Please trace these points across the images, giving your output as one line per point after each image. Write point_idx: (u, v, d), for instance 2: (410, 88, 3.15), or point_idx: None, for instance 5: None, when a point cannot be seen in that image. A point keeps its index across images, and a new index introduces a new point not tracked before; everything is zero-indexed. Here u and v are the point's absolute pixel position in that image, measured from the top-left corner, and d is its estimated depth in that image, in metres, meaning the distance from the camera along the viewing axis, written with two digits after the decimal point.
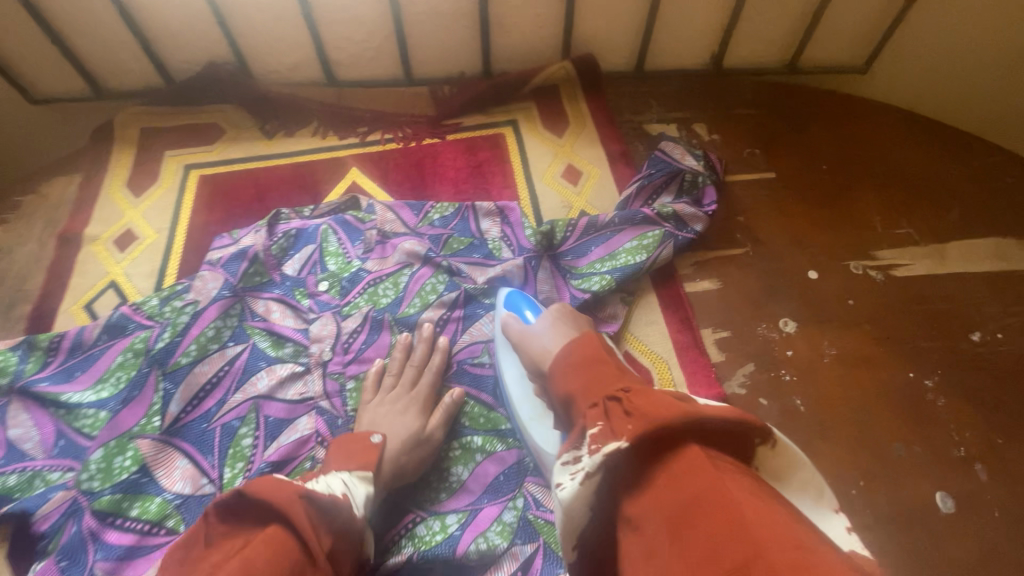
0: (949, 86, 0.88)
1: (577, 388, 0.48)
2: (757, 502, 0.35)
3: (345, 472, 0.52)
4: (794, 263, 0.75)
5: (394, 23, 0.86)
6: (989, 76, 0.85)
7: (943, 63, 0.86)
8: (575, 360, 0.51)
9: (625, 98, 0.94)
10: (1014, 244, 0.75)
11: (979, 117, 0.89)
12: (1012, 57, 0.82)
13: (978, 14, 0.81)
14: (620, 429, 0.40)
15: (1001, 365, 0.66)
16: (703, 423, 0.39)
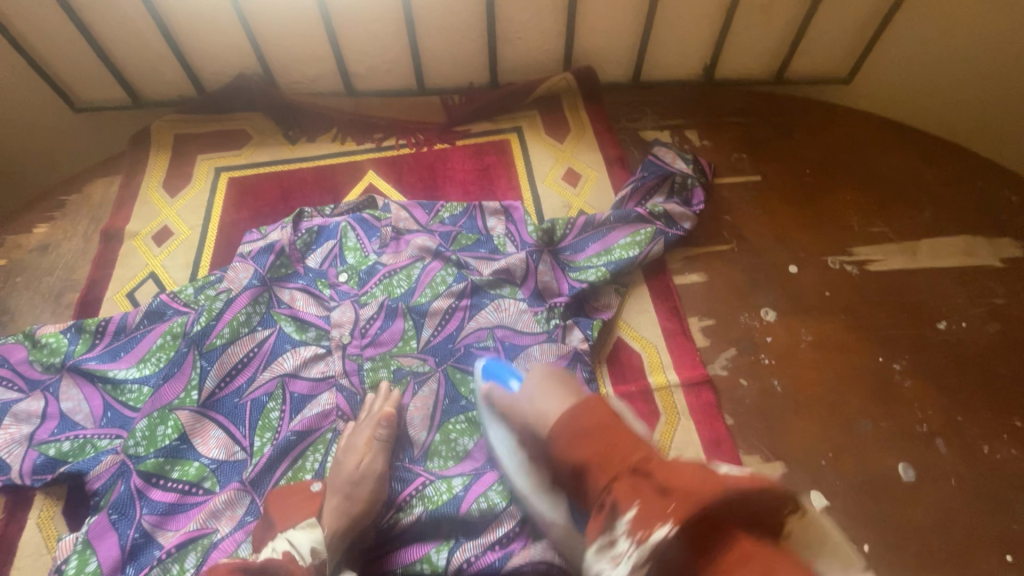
0: (925, 94, 0.95)
1: (591, 457, 0.50)
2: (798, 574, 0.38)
3: (289, 529, 0.56)
4: (776, 258, 0.81)
5: (409, 39, 0.94)
6: (959, 85, 0.91)
7: (919, 73, 0.93)
8: (577, 427, 0.52)
9: (622, 106, 1.01)
10: (982, 241, 0.81)
11: (954, 124, 0.96)
12: (981, 69, 0.88)
13: (949, 28, 0.87)
14: (663, 514, 0.44)
15: (964, 351, 0.72)
16: (731, 502, 0.43)
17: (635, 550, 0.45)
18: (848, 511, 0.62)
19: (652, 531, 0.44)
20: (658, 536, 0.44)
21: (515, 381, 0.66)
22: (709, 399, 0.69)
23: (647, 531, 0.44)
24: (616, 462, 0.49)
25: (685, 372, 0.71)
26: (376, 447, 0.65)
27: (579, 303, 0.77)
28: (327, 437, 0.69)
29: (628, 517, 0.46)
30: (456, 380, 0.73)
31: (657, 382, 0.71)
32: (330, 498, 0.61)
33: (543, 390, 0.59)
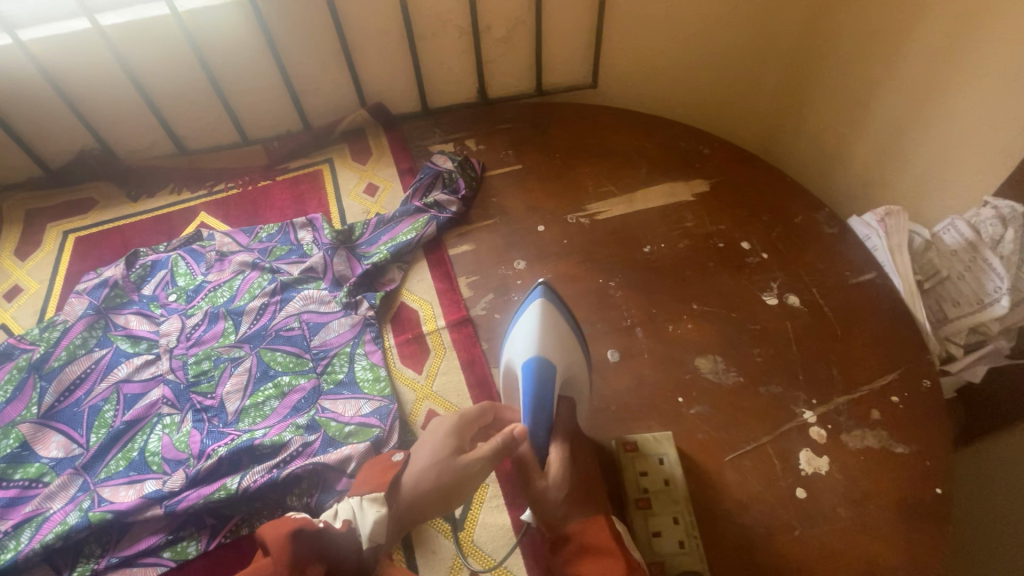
0: (637, 84, 1.26)
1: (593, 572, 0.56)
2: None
3: (356, 498, 0.58)
4: (529, 223, 1.02)
5: (221, 102, 1.14)
6: (662, 71, 1.23)
7: (628, 72, 1.23)
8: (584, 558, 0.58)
9: (415, 129, 1.23)
10: (680, 184, 1.05)
11: (658, 101, 1.29)
12: (664, 59, 1.20)
13: (634, 37, 1.17)
14: None
15: (662, 263, 0.93)
16: None
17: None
18: None
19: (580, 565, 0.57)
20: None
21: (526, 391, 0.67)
22: (467, 332, 0.87)
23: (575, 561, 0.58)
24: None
25: (451, 316, 0.89)
26: (489, 447, 0.62)
27: (369, 281, 0.95)
28: (152, 422, 0.81)
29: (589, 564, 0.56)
30: (263, 358, 0.87)
31: (429, 328, 0.88)
32: (411, 471, 0.62)
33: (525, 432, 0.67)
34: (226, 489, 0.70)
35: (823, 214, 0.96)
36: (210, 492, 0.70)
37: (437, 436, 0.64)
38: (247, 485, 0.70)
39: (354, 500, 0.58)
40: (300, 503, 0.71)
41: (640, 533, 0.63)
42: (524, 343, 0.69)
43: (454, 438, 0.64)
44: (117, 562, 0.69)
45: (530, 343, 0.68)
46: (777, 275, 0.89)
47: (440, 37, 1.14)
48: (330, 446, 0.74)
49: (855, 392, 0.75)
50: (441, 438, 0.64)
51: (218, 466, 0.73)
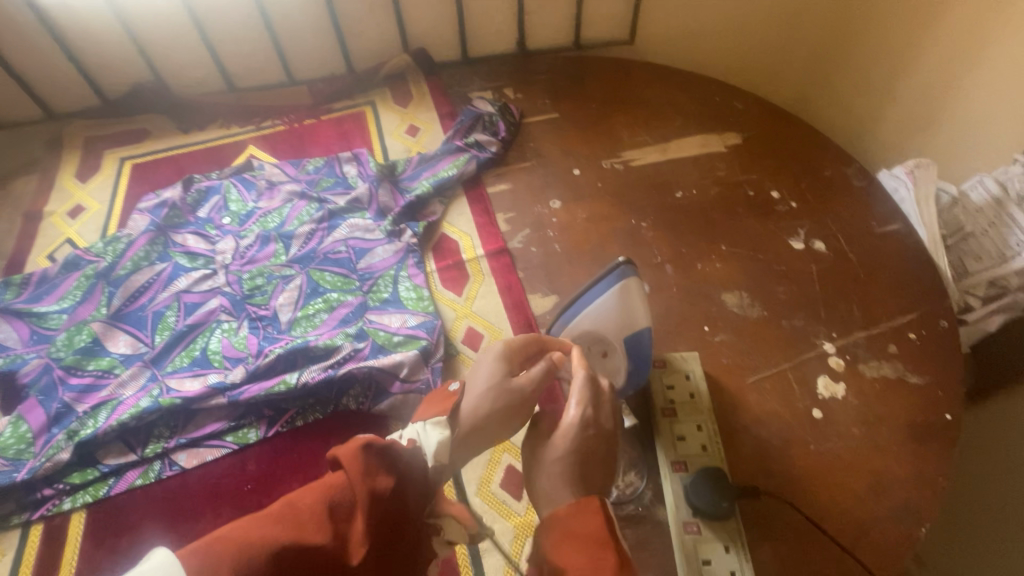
0: (672, 45, 1.29)
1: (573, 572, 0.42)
2: None
3: (419, 423, 0.52)
4: (565, 166, 1.06)
5: (272, 40, 1.19)
6: (698, 31, 1.26)
7: (664, 31, 1.27)
8: (575, 533, 0.45)
9: (455, 77, 1.27)
10: (714, 136, 1.08)
11: (693, 61, 1.32)
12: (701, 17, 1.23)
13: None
14: None
15: (693, 208, 0.97)
16: None
17: None
18: None
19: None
20: None
21: (632, 348, 0.64)
22: (504, 261, 0.92)
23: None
24: None
25: (489, 246, 0.94)
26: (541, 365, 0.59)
27: (411, 212, 1.00)
28: (211, 326, 0.88)
29: None
30: (311, 276, 0.92)
31: (468, 256, 0.94)
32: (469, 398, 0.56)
33: (607, 372, 0.68)
34: (286, 382, 0.77)
35: (854, 168, 0.98)
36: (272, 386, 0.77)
37: (500, 371, 0.58)
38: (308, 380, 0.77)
39: (417, 426, 0.53)
40: (355, 402, 0.79)
41: (666, 436, 0.70)
42: (620, 323, 0.62)
43: (502, 364, 0.58)
44: (186, 442, 0.77)
45: (639, 310, 0.62)
46: (805, 222, 0.93)
47: None
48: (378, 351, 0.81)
49: (874, 328, 0.80)
50: (492, 361, 0.59)
51: (274, 365, 0.79)
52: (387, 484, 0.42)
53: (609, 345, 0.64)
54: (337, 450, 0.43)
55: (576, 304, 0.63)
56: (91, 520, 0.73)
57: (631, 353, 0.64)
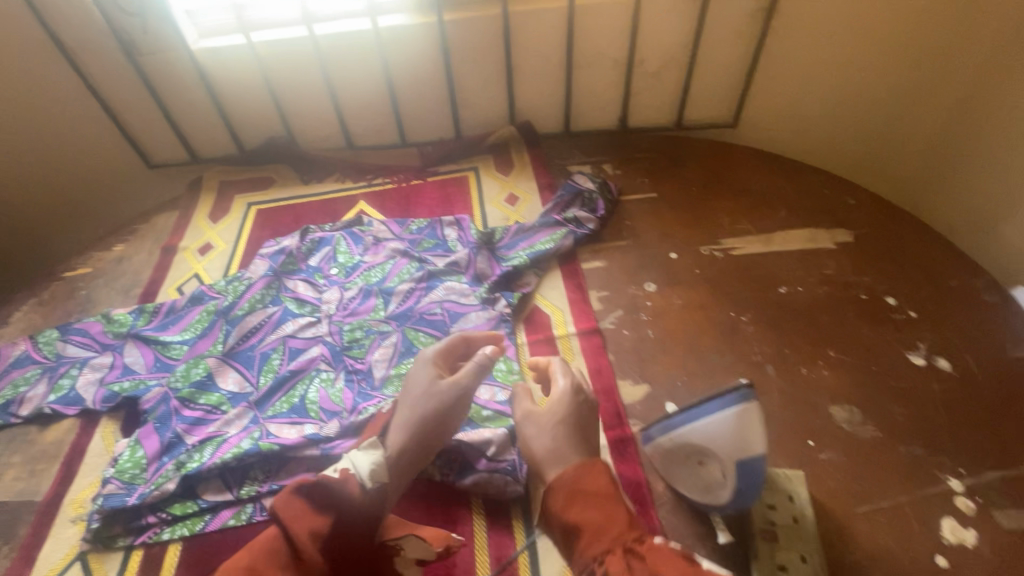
0: (777, 132, 1.29)
1: (587, 524, 0.54)
2: None
3: (354, 450, 0.66)
4: (662, 249, 1.05)
5: (393, 107, 1.29)
6: (808, 120, 1.26)
7: (772, 119, 1.28)
8: (580, 489, 0.56)
9: (556, 149, 1.32)
10: (822, 230, 1.04)
11: (797, 148, 1.31)
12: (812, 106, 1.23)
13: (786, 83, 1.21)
14: None
15: (798, 306, 0.92)
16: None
17: None
18: None
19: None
20: None
21: (735, 474, 0.60)
22: (596, 342, 0.91)
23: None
24: (610, 538, 0.53)
25: (581, 324, 0.94)
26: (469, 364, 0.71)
27: (506, 281, 1.02)
28: (311, 375, 0.92)
29: None
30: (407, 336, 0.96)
31: (560, 332, 0.94)
32: (404, 409, 0.70)
33: (705, 486, 0.65)
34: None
35: (985, 281, 0.91)
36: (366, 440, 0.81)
37: (419, 377, 0.72)
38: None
39: (350, 454, 0.66)
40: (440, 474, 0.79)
41: (766, 564, 0.64)
42: (733, 444, 0.59)
43: (433, 368, 0.72)
44: (277, 489, 0.80)
45: (752, 437, 0.58)
46: (926, 335, 0.86)
47: (596, 66, 1.23)
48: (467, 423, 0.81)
49: (1011, 470, 0.72)
50: (420, 368, 0.73)
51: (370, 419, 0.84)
52: (323, 525, 0.59)
53: (721, 467, 0.61)
54: (279, 503, 0.59)
55: (688, 415, 0.62)
56: (186, 554, 0.78)
57: (743, 483, 0.60)
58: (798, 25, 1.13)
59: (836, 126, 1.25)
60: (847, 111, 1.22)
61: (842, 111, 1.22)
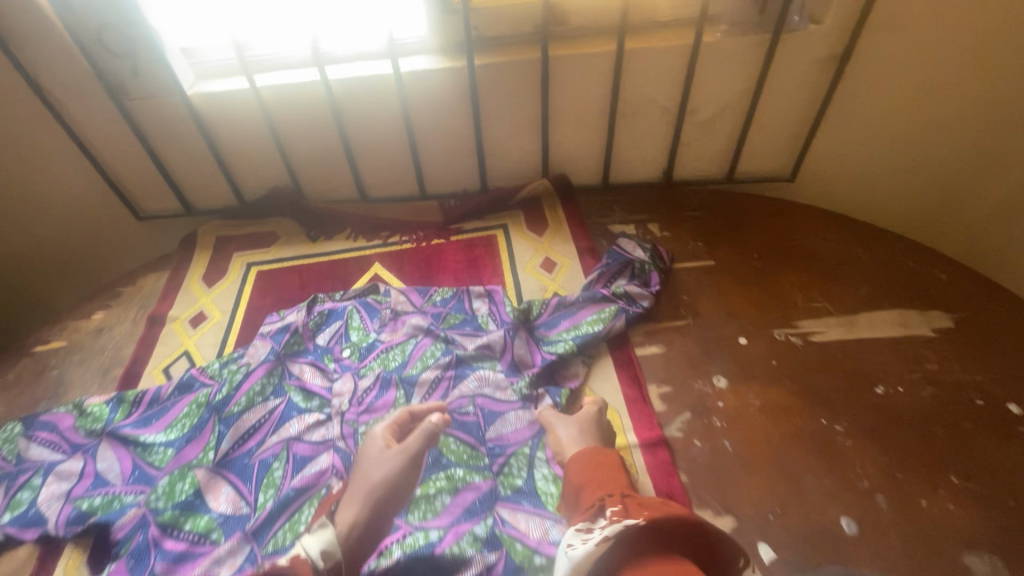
0: (840, 187, 1.16)
1: (591, 483, 0.63)
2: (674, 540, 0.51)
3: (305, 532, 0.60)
4: (728, 332, 0.91)
5: (413, 157, 1.15)
6: (877, 177, 1.12)
7: (835, 174, 1.14)
8: (589, 463, 0.66)
9: (594, 204, 1.18)
10: (915, 312, 0.90)
11: (861, 206, 1.18)
12: (884, 162, 1.10)
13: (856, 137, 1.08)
14: (636, 512, 0.54)
15: (903, 413, 0.78)
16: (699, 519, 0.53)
17: (606, 530, 0.54)
18: (798, 564, 0.66)
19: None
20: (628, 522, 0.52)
21: None
22: (663, 457, 0.76)
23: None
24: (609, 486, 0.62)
25: (643, 433, 0.79)
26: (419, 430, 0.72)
27: (549, 372, 0.88)
28: (320, 493, 0.77)
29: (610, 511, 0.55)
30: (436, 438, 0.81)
31: (619, 442, 0.79)
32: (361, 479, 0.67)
33: None
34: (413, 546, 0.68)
35: None
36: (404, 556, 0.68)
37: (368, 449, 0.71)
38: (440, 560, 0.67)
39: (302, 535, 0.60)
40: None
41: None
42: None
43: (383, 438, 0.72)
44: None
45: None
46: None
47: (642, 114, 1.10)
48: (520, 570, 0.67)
49: None
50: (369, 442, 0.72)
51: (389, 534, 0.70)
52: None
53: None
54: None
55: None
56: None
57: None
58: (875, 75, 1.00)
59: (909, 184, 1.12)
60: (923, 167, 1.09)
61: (918, 168, 1.09)
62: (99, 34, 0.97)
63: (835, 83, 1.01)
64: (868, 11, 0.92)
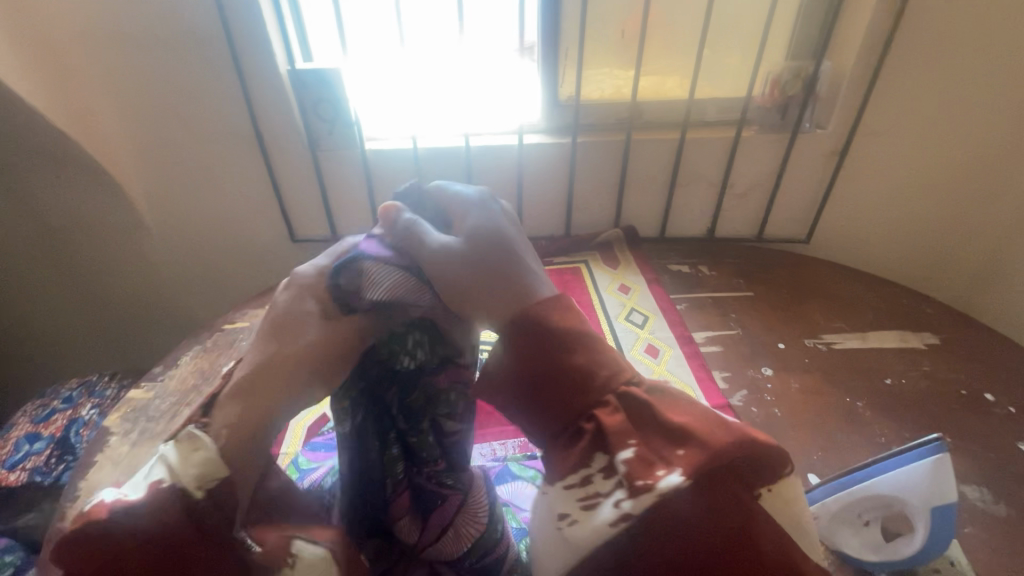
0: (847, 249, 1.50)
1: (574, 382, 0.59)
2: (701, 432, 0.53)
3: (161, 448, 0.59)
4: (771, 339, 1.20)
5: (518, 206, 1.51)
6: (874, 240, 1.47)
7: (842, 237, 1.49)
8: (543, 341, 0.62)
9: (654, 250, 1.51)
10: (912, 332, 1.19)
11: (864, 263, 1.51)
12: (878, 229, 1.45)
13: (857, 210, 1.44)
14: (670, 459, 0.52)
15: (907, 396, 1.05)
16: (722, 453, 0.51)
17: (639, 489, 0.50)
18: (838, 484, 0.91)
19: (660, 477, 0.50)
20: (664, 482, 0.50)
21: (937, 519, 0.70)
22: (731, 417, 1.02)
23: (654, 474, 0.51)
24: (597, 392, 0.58)
25: (713, 399, 1.06)
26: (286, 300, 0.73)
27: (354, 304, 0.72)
28: None
29: (627, 453, 0.53)
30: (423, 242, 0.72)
31: None
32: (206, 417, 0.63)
33: (897, 549, 0.75)
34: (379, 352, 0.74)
35: None
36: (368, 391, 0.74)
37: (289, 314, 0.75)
38: (424, 376, 0.75)
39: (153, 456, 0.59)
40: (427, 461, 0.76)
41: None
42: (926, 493, 0.70)
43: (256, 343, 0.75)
44: None
45: (914, 488, 0.70)
46: None
47: (694, 185, 1.47)
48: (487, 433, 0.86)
49: None
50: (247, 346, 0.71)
51: (358, 371, 0.74)
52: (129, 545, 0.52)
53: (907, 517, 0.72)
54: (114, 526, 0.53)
55: (871, 470, 0.74)
56: None
57: (934, 529, 0.70)
58: (869, 167, 1.38)
59: (899, 246, 1.46)
60: (909, 236, 1.44)
61: (905, 237, 1.44)
62: (315, 104, 1.34)
63: (839, 170, 1.39)
64: (860, 123, 1.32)
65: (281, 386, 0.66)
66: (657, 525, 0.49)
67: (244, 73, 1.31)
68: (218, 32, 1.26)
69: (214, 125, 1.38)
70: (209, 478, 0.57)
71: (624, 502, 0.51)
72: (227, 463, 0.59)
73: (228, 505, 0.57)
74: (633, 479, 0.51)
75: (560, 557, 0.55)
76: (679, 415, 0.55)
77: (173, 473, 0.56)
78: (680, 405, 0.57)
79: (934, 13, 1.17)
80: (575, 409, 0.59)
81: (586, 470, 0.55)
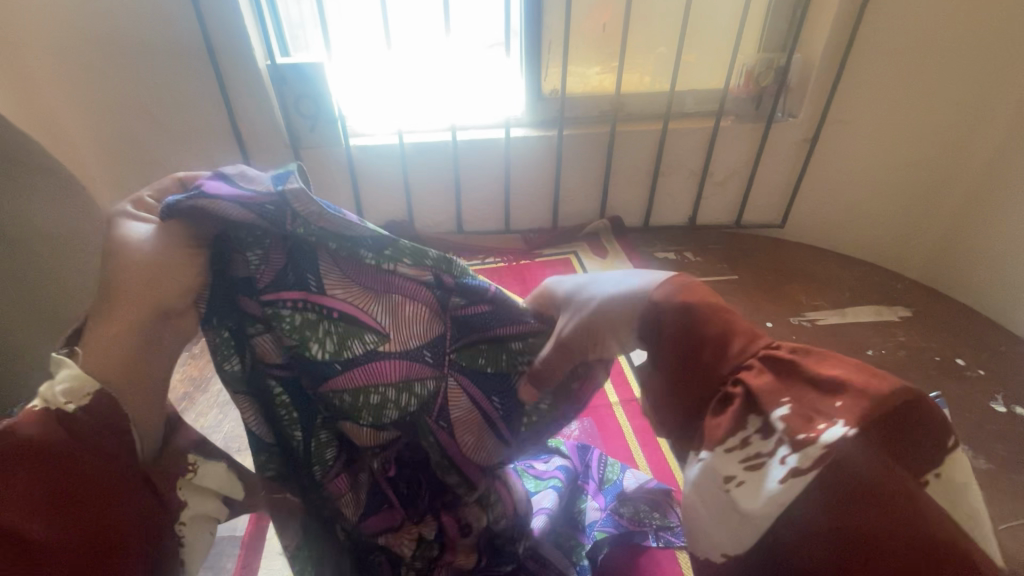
0: (819, 232, 1.58)
1: (698, 339, 0.53)
2: (858, 376, 0.45)
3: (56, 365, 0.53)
4: (759, 319, 1.25)
5: (505, 200, 1.51)
6: (844, 223, 1.55)
7: (814, 220, 1.57)
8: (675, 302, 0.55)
9: (639, 239, 1.55)
10: (886, 307, 1.27)
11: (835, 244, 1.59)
12: (847, 212, 1.53)
13: (828, 194, 1.52)
14: (834, 410, 0.44)
15: (889, 366, 1.11)
16: (887, 420, 0.43)
17: (796, 459, 0.44)
18: None
19: (821, 429, 0.44)
20: (827, 434, 0.43)
21: None
22: None
23: (813, 429, 0.44)
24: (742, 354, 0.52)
25: None
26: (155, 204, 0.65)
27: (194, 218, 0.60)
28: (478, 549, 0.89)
29: (783, 410, 0.46)
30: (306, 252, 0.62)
31: None
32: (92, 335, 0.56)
33: None
34: (235, 265, 0.62)
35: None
36: (240, 311, 0.63)
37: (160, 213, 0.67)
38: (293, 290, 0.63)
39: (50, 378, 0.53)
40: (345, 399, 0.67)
41: None
42: None
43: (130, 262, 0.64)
44: None
45: None
46: (999, 389, 1.06)
47: (676, 175, 1.51)
48: (450, 354, 0.68)
49: None
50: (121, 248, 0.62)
51: (218, 291, 0.62)
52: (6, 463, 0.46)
53: None
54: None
55: None
56: None
57: None
58: (837, 154, 1.46)
59: (866, 228, 1.55)
60: (875, 218, 1.53)
61: (872, 219, 1.53)
62: (297, 101, 1.31)
63: (810, 157, 1.47)
64: (829, 112, 1.40)
65: (171, 292, 0.59)
66: (845, 482, 0.42)
67: (220, 69, 1.27)
68: (192, 25, 1.22)
69: (188, 124, 1.33)
70: (81, 391, 0.52)
71: (790, 457, 0.45)
72: (105, 378, 0.54)
73: (118, 421, 0.53)
74: (795, 432, 0.45)
75: (735, 528, 0.48)
76: (844, 365, 0.47)
77: (51, 399, 0.51)
78: (839, 358, 0.48)
79: (894, 9, 1.26)
80: (717, 373, 0.52)
81: (742, 433, 0.48)
